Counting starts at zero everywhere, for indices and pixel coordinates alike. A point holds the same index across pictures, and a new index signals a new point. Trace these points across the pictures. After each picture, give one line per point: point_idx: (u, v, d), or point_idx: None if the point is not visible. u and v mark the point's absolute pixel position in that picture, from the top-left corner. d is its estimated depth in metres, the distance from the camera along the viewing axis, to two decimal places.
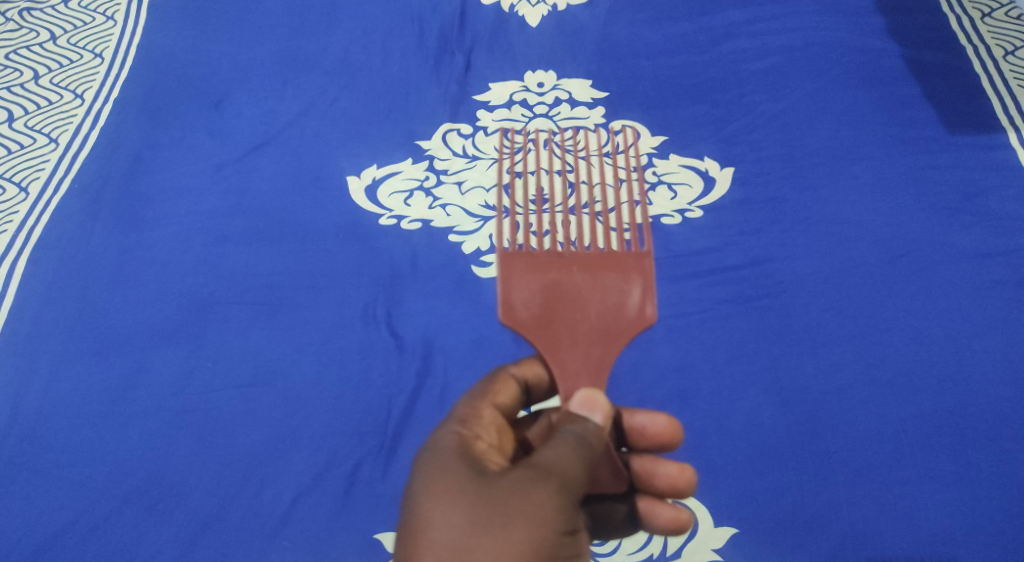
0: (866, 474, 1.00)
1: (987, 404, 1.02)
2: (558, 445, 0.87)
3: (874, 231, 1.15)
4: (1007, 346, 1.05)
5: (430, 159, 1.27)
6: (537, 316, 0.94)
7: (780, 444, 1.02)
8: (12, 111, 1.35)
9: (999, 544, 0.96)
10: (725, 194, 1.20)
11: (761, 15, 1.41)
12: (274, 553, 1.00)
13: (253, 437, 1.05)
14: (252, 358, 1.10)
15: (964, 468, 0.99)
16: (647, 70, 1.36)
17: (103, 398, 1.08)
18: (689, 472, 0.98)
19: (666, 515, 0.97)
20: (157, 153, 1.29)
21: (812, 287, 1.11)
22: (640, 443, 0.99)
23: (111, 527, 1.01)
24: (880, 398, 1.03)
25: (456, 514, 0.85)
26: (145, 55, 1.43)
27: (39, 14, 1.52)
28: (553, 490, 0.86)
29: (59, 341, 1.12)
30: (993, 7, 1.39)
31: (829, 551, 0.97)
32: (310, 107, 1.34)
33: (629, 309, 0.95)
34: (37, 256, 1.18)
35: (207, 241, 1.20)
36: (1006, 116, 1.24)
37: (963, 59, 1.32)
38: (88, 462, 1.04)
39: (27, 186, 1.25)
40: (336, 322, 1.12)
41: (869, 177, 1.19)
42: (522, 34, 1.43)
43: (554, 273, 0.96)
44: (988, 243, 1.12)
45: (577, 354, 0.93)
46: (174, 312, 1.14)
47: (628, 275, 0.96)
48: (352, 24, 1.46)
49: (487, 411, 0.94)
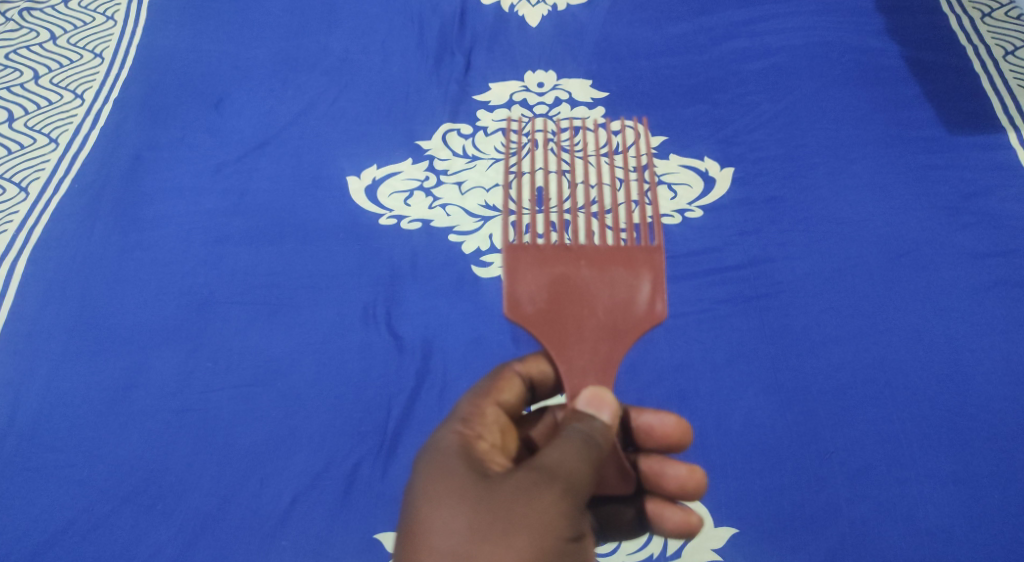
0: (866, 473, 1.00)
1: (988, 403, 1.03)
2: (564, 445, 0.87)
3: (873, 231, 1.15)
4: (1007, 346, 1.06)
5: (430, 159, 1.27)
6: (543, 311, 0.94)
7: (780, 444, 1.02)
8: (11, 110, 1.34)
9: (998, 543, 0.96)
10: (724, 194, 1.20)
11: (761, 16, 1.42)
12: (274, 553, 1.00)
13: (253, 436, 1.05)
14: (251, 358, 1.10)
15: (964, 468, 1.00)
16: (648, 70, 1.37)
17: (104, 399, 1.07)
18: (698, 473, 0.98)
19: (674, 518, 0.97)
20: (157, 153, 1.29)
21: (812, 288, 1.11)
22: (647, 444, 1.00)
23: (110, 527, 1.00)
24: (881, 397, 1.04)
25: (456, 520, 0.85)
26: (146, 56, 1.43)
27: (39, 14, 1.51)
28: (558, 492, 0.85)
29: (59, 341, 1.11)
30: (992, 7, 1.39)
31: (828, 551, 0.97)
32: (309, 107, 1.34)
33: (639, 305, 0.95)
34: (37, 255, 1.18)
35: (207, 241, 1.19)
36: (1005, 116, 1.25)
37: (963, 60, 1.33)
38: (87, 462, 1.04)
39: (27, 185, 1.25)
40: (337, 322, 1.12)
41: (869, 177, 1.20)
42: (522, 34, 1.43)
43: (561, 267, 0.96)
44: (987, 243, 1.13)
45: (583, 351, 0.93)
46: (174, 311, 1.13)
47: (638, 269, 0.96)
48: (352, 24, 1.46)
49: (490, 410, 0.95)
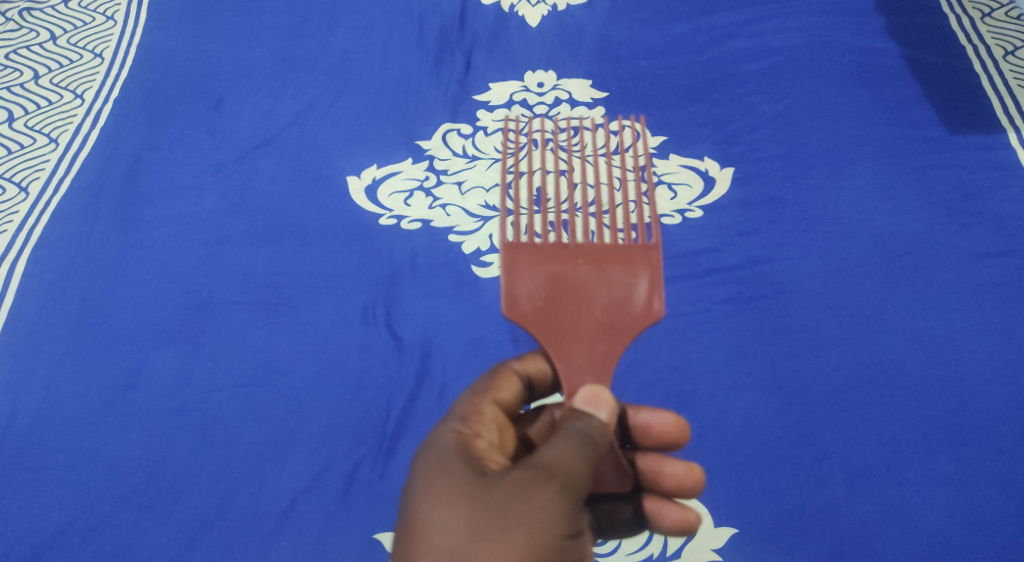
0: (866, 474, 1.00)
1: (987, 404, 1.03)
2: (561, 443, 0.87)
3: (873, 232, 1.15)
4: (1007, 346, 1.06)
5: (430, 159, 1.27)
6: (541, 310, 0.94)
7: (779, 444, 1.02)
8: (11, 110, 1.35)
9: (998, 543, 0.96)
10: (724, 194, 1.20)
11: (761, 16, 1.42)
12: (273, 553, 1.00)
13: (253, 437, 1.05)
14: (251, 358, 1.10)
15: (963, 468, 1.00)
16: (648, 70, 1.37)
17: (104, 399, 1.07)
18: (695, 472, 0.98)
19: (673, 516, 0.97)
20: (157, 153, 1.29)
21: (812, 288, 1.11)
22: (645, 442, 0.99)
23: (109, 527, 1.01)
24: (880, 398, 1.04)
25: (455, 517, 0.85)
26: (146, 56, 1.43)
27: (39, 14, 1.51)
28: (555, 490, 0.85)
29: (59, 340, 1.11)
30: (992, 7, 1.39)
31: (828, 551, 0.97)
32: (309, 107, 1.34)
33: (636, 303, 0.95)
34: (37, 255, 1.18)
35: (207, 241, 1.20)
36: (1005, 116, 1.24)
37: (962, 60, 1.32)
38: (87, 462, 1.04)
39: (27, 185, 1.25)
40: (337, 322, 1.12)
41: (869, 177, 1.20)
42: (522, 34, 1.43)
43: (559, 266, 0.96)
44: (987, 244, 1.13)
45: (581, 349, 0.93)
46: (173, 311, 1.14)
47: (635, 268, 0.96)
48: (352, 24, 1.46)
49: (488, 408, 0.95)
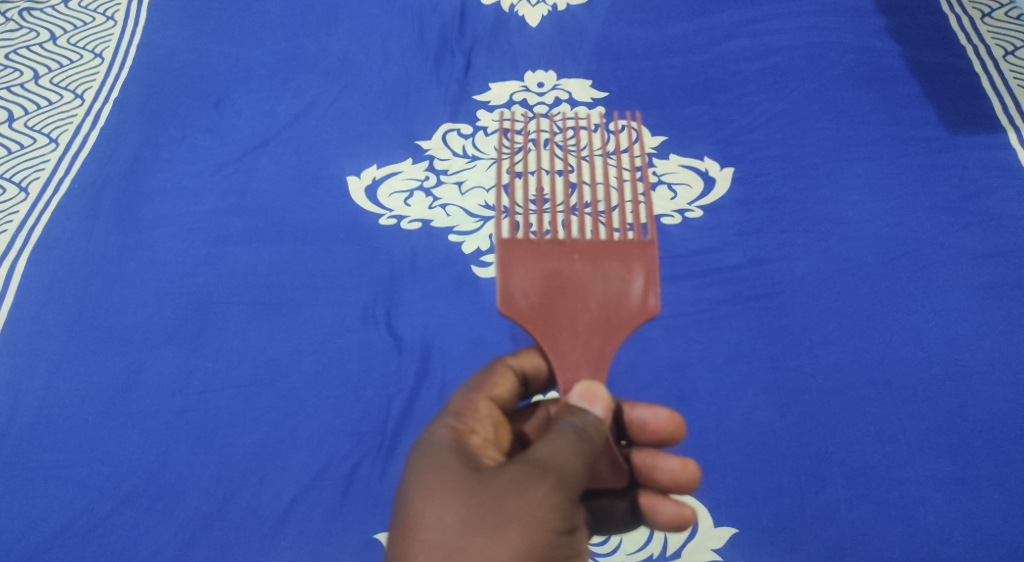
0: (866, 474, 1.00)
1: (988, 404, 1.02)
2: (556, 439, 0.87)
3: (873, 231, 1.15)
4: (1007, 346, 1.05)
5: (429, 159, 1.27)
6: (536, 306, 0.94)
7: (779, 444, 1.02)
8: (12, 111, 1.35)
9: (999, 543, 0.96)
10: (724, 194, 1.20)
11: (762, 16, 1.42)
12: (273, 553, 1.00)
13: (253, 436, 1.05)
14: (250, 358, 1.10)
15: (964, 468, 0.99)
16: (648, 70, 1.37)
17: (103, 398, 1.08)
18: (691, 467, 0.97)
19: (668, 511, 0.96)
20: (157, 153, 1.29)
21: (811, 288, 1.11)
22: (640, 438, 0.99)
23: (109, 527, 1.01)
24: (880, 398, 1.03)
25: (449, 514, 0.85)
26: (145, 56, 1.43)
27: (39, 14, 1.52)
28: (550, 486, 0.85)
29: (59, 340, 1.12)
30: (992, 7, 1.39)
31: (828, 552, 0.97)
32: (309, 107, 1.35)
33: (631, 299, 0.95)
34: (38, 255, 1.18)
35: (207, 241, 1.20)
36: (1006, 116, 1.24)
37: (963, 60, 1.32)
38: (87, 462, 1.04)
39: (27, 186, 1.25)
40: (337, 322, 1.12)
41: (869, 177, 1.20)
42: (522, 34, 1.44)
43: (554, 262, 0.95)
44: (987, 243, 1.13)
45: (577, 345, 0.93)
46: (174, 311, 1.14)
47: (631, 264, 0.96)
48: (352, 24, 1.47)
49: (482, 404, 0.94)
